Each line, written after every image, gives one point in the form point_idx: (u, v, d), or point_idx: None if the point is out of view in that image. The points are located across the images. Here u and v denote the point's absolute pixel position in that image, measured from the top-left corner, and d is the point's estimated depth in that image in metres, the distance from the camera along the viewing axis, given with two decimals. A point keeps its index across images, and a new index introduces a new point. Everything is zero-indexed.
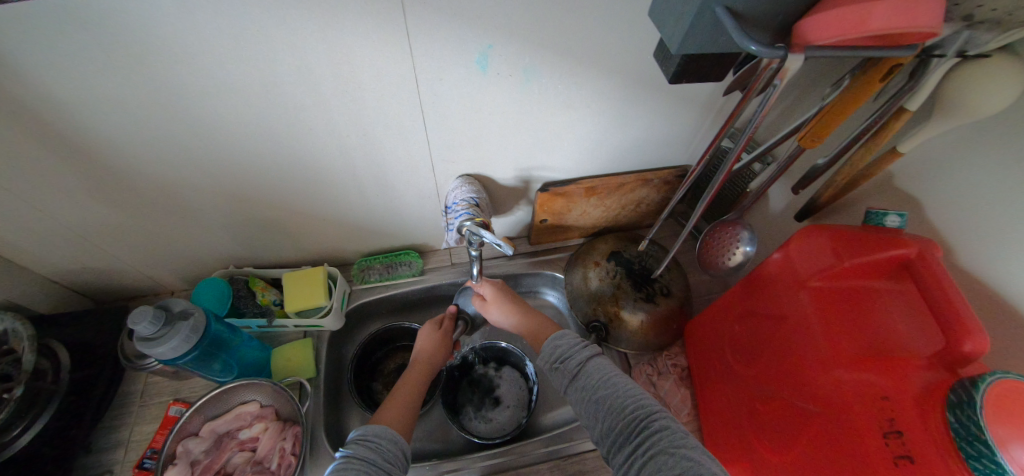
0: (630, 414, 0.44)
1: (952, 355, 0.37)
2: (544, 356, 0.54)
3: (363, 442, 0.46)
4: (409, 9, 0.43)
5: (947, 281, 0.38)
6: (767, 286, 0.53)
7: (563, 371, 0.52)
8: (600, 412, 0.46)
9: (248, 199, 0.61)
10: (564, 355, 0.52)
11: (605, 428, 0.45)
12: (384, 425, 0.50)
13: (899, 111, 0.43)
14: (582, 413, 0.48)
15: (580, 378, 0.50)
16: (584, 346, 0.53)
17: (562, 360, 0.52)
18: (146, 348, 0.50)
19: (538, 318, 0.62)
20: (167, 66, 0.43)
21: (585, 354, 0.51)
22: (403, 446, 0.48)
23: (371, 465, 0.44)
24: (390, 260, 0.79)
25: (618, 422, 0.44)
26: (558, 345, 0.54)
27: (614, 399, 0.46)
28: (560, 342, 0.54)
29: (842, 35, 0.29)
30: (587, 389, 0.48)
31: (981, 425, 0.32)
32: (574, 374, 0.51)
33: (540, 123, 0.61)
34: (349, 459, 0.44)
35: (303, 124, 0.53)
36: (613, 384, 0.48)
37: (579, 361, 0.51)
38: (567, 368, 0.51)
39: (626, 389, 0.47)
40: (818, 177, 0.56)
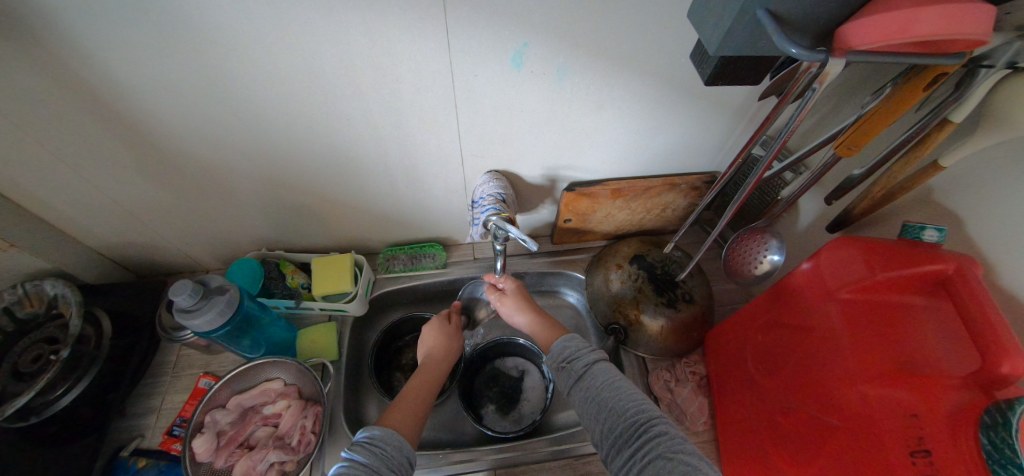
0: (631, 417, 0.44)
1: (987, 376, 0.36)
2: (551, 356, 0.54)
3: (368, 447, 0.46)
4: (450, 5, 0.45)
5: (987, 300, 0.37)
6: (795, 296, 0.52)
7: (568, 372, 0.51)
8: (603, 414, 0.46)
9: (285, 184, 0.64)
10: (571, 356, 0.52)
11: (607, 430, 0.45)
12: (392, 430, 0.49)
13: (942, 123, 0.42)
14: (585, 415, 0.48)
15: (585, 380, 0.49)
16: (591, 348, 0.52)
17: (569, 360, 0.52)
18: (185, 319, 0.53)
19: (550, 319, 0.62)
20: (222, 53, 0.45)
21: (592, 357, 0.51)
22: (409, 453, 0.47)
23: (375, 471, 0.43)
24: (415, 251, 0.81)
25: (620, 425, 0.44)
26: (566, 346, 0.53)
27: (617, 402, 0.46)
28: (568, 343, 0.54)
29: (886, 40, 0.29)
30: (592, 390, 0.48)
31: (1017, 449, 0.31)
32: (579, 375, 0.50)
33: (571, 122, 0.62)
34: (353, 464, 0.43)
35: (342, 115, 0.55)
36: (616, 388, 0.47)
37: (586, 363, 0.50)
38: (573, 370, 0.51)
39: (628, 393, 0.47)
40: (853, 189, 0.55)
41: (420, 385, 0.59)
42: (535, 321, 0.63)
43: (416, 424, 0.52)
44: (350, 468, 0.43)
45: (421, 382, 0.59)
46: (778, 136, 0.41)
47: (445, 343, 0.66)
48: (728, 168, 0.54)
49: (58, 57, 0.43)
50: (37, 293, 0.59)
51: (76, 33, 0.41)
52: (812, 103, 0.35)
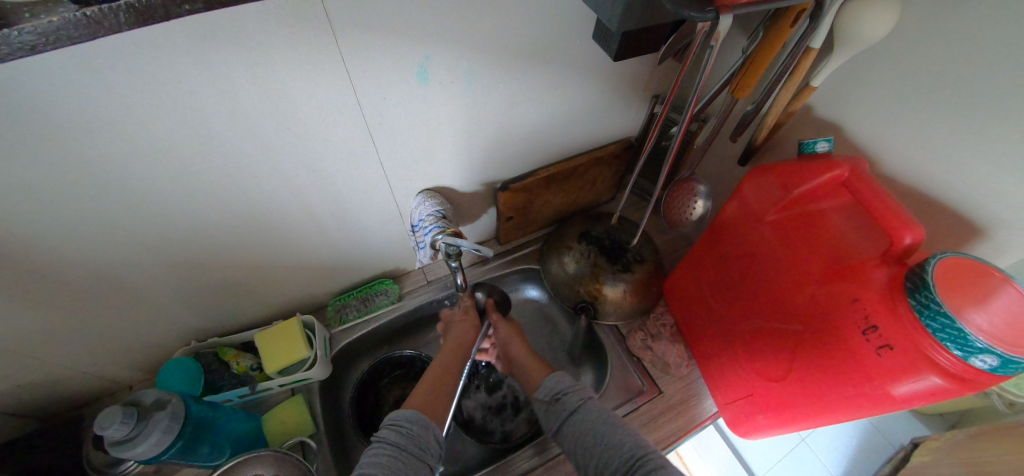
0: (627, 452, 0.45)
1: (897, 249, 0.42)
2: (543, 390, 0.55)
3: (396, 427, 0.46)
4: (341, 34, 0.42)
5: (876, 188, 0.44)
6: (733, 229, 0.57)
7: (561, 406, 0.52)
8: (597, 448, 0.47)
9: (202, 265, 0.57)
10: (563, 391, 0.54)
11: (602, 464, 0.45)
12: (412, 410, 0.49)
13: (806, 51, 0.49)
14: (577, 451, 0.48)
15: (580, 412, 0.51)
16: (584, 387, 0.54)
17: (561, 394, 0.53)
18: (123, 451, 0.45)
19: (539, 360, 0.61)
20: (84, 139, 0.38)
21: (586, 394, 0.53)
22: (434, 429, 0.48)
23: (404, 452, 0.44)
24: (365, 292, 0.76)
25: (615, 459, 0.45)
26: (559, 381, 0.55)
27: (611, 437, 0.47)
28: (559, 379, 0.55)
29: None
30: (585, 424, 0.49)
31: (939, 301, 0.36)
32: (571, 410, 0.51)
33: (488, 121, 0.62)
34: (380, 445, 0.44)
35: (249, 172, 0.50)
36: (610, 423, 0.48)
37: (580, 398, 0.52)
38: (566, 403, 0.52)
39: (624, 430, 0.47)
40: (749, 124, 0.62)
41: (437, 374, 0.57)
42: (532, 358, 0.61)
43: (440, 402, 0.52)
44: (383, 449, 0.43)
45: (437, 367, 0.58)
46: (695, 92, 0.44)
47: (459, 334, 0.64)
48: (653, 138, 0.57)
49: None
50: None
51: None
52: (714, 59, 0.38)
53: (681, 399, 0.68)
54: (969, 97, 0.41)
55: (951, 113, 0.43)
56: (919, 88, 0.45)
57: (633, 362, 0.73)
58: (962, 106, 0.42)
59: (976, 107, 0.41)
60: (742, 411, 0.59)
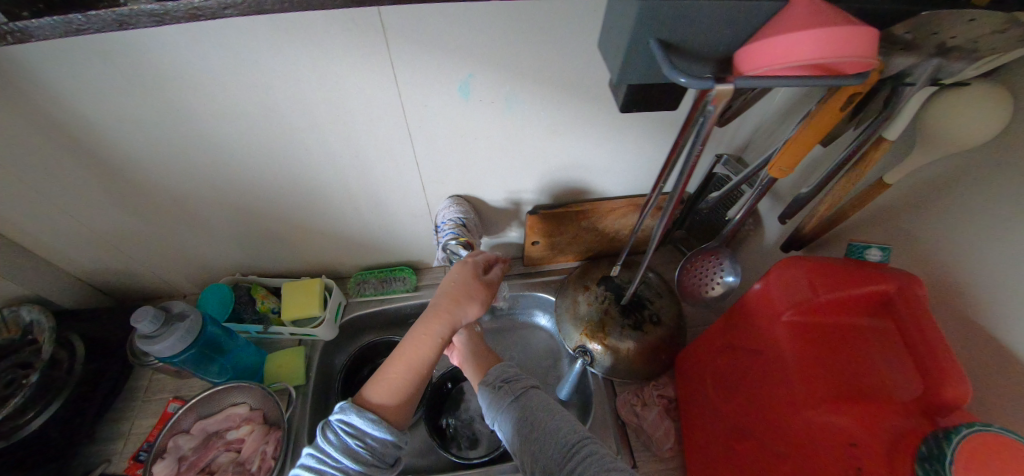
0: (566, 439, 0.45)
1: (930, 401, 0.35)
2: (489, 376, 0.54)
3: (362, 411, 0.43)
4: (393, 42, 0.47)
5: (926, 321, 0.36)
6: (747, 316, 0.51)
7: (505, 391, 0.52)
8: (535, 433, 0.46)
9: (254, 213, 0.66)
10: (509, 377, 0.54)
11: (541, 448, 0.45)
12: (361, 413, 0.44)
13: (878, 140, 0.42)
14: (514, 435, 0.48)
15: (524, 399, 0.51)
16: (528, 376, 0.55)
17: (506, 380, 0.53)
18: (146, 345, 0.55)
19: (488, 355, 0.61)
20: (179, 93, 0.47)
21: (529, 383, 0.53)
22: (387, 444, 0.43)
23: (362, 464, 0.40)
24: (385, 274, 0.82)
25: (554, 447, 0.44)
26: (505, 369, 0.55)
27: (552, 422, 0.47)
28: (506, 368, 0.55)
29: (770, 65, 0.28)
30: (527, 410, 0.49)
31: None
32: (515, 394, 0.51)
33: (526, 145, 0.63)
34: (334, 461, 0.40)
35: (301, 146, 0.57)
36: (550, 410, 0.49)
37: (524, 385, 0.52)
38: (512, 391, 0.52)
39: (563, 416, 0.48)
40: (804, 208, 0.55)
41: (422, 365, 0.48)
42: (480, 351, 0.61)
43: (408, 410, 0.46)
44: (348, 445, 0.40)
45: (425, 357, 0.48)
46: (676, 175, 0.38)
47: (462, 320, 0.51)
48: (642, 216, 0.52)
49: (28, 100, 0.45)
50: (14, 318, 0.62)
51: (29, 74, 0.42)
52: (706, 132, 0.32)
53: None
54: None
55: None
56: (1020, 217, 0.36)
57: (616, 425, 0.68)
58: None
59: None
60: None
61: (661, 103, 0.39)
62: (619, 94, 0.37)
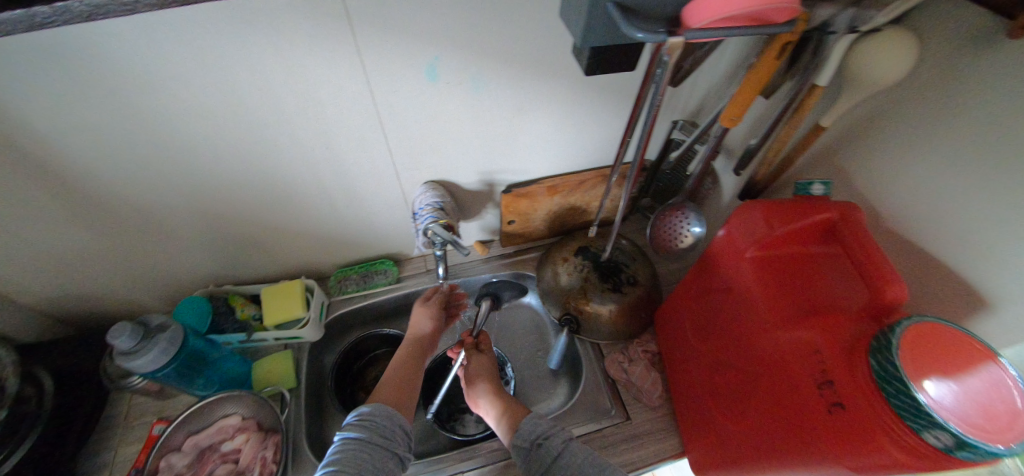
0: None
1: (877, 306, 0.40)
2: (521, 437, 0.54)
3: (362, 423, 0.47)
4: (358, 27, 0.47)
5: (866, 237, 0.42)
6: (715, 261, 0.54)
7: (544, 450, 0.52)
8: None
9: (224, 217, 0.64)
10: (545, 433, 0.54)
11: None
12: (379, 404, 0.51)
13: (812, 87, 0.47)
14: None
15: (564, 455, 0.50)
16: (564, 426, 0.55)
17: (543, 437, 0.53)
18: (127, 361, 0.53)
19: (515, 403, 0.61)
20: (137, 93, 0.46)
21: (566, 434, 0.53)
22: (401, 422, 0.50)
23: (372, 443, 0.46)
24: (366, 269, 0.80)
25: None
26: (536, 424, 0.55)
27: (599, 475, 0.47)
28: (535, 421, 0.55)
29: (711, 17, 0.32)
30: (572, 466, 0.49)
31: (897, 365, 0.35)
32: (556, 452, 0.51)
33: (495, 127, 0.64)
34: (354, 443, 0.45)
35: (271, 142, 0.56)
36: (596, 462, 0.49)
37: (563, 439, 0.52)
38: (546, 448, 0.52)
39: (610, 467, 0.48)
40: (754, 158, 0.60)
41: (406, 358, 0.61)
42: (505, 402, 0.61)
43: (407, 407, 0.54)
44: (338, 457, 0.43)
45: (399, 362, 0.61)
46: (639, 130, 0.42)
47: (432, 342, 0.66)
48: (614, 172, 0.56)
49: None
50: None
51: None
52: (664, 82, 0.36)
53: (647, 431, 0.64)
54: (994, 152, 0.37)
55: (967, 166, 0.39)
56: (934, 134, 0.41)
57: (607, 384, 0.70)
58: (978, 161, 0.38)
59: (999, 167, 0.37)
60: (699, 448, 0.58)
61: (622, 64, 0.43)
62: (584, 58, 0.41)
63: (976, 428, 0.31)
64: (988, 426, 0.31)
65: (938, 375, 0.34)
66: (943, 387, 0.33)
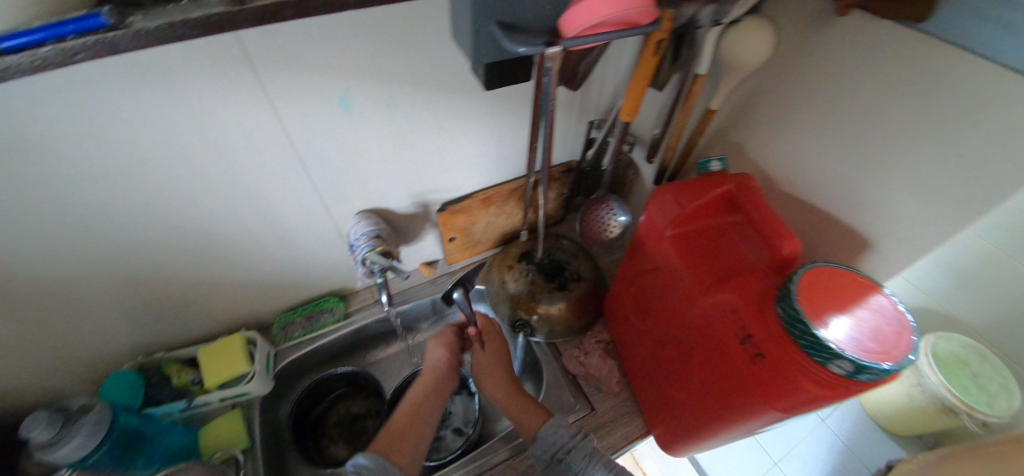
0: None
1: (777, 261, 0.45)
2: (540, 450, 0.54)
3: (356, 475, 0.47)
4: (261, 68, 0.46)
5: (760, 201, 0.47)
6: (641, 245, 0.58)
7: (563, 465, 0.52)
8: None
9: (145, 280, 0.60)
10: (566, 445, 0.54)
11: None
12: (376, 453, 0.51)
13: (695, 77, 0.53)
14: None
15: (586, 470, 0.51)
16: (584, 437, 0.55)
17: (564, 450, 0.53)
18: (46, 454, 0.48)
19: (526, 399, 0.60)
20: (19, 164, 0.42)
21: (587, 447, 0.53)
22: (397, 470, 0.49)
23: None
24: (312, 308, 0.77)
25: None
26: (556, 434, 0.55)
27: None
28: (553, 430, 0.55)
29: (580, 25, 0.36)
30: None
31: (800, 315, 0.40)
32: (575, 468, 0.52)
33: (419, 148, 0.65)
34: None
35: (184, 194, 0.54)
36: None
37: (584, 455, 0.52)
38: (567, 459, 0.52)
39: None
40: (661, 147, 0.65)
41: (420, 398, 0.62)
42: (519, 400, 0.61)
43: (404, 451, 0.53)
44: None
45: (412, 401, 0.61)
46: (541, 136, 0.46)
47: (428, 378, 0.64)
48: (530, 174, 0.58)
49: None
50: None
51: None
52: (552, 88, 0.40)
53: (613, 418, 0.66)
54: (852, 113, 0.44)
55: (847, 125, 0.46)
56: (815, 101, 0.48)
57: (568, 379, 0.71)
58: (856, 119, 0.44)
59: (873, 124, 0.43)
60: (659, 423, 0.61)
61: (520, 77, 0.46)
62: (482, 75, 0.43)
63: (870, 354, 0.37)
64: (880, 353, 0.37)
65: (842, 315, 0.40)
66: (846, 330, 0.39)
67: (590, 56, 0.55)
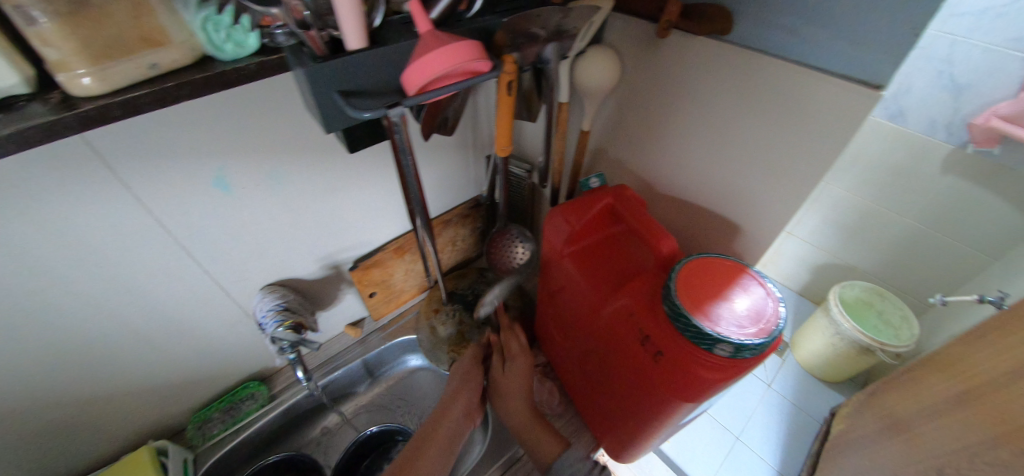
0: None
1: (661, 260, 0.49)
2: None
3: None
4: (114, 162, 0.43)
5: (637, 207, 0.52)
6: (547, 266, 0.60)
7: None
8: None
9: (12, 419, 0.51)
10: None
11: None
12: None
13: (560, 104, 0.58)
14: None
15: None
16: None
17: None
18: None
19: (548, 436, 0.61)
20: None
21: None
22: None
23: None
24: (229, 400, 0.71)
25: None
26: None
27: None
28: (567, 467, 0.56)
29: (420, 83, 0.35)
30: None
31: (682, 310, 0.43)
32: None
33: (316, 212, 0.64)
34: None
35: (47, 311, 0.47)
36: None
37: None
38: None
39: None
40: (552, 169, 0.66)
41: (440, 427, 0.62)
42: (539, 431, 0.62)
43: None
44: None
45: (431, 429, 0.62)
46: (410, 187, 0.47)
47: (449, 410, 0.63)
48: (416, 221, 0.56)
49: None
50: None
51: None
52: (406, 142, 0.41)
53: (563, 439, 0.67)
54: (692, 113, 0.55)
55: (708, 126, 0.55)
56: (675, 113, 0.57)
57: None
58: (711, 123, 0.54)
59: (727, 126, 0.53)
60: (604, 434, 0.62)
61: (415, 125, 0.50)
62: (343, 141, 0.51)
63: (748, 334, 0.41)
64: (755, 331, 0.42)
65: (722, 302, 0.44)
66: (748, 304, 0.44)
67: (455, 101, 0.51)
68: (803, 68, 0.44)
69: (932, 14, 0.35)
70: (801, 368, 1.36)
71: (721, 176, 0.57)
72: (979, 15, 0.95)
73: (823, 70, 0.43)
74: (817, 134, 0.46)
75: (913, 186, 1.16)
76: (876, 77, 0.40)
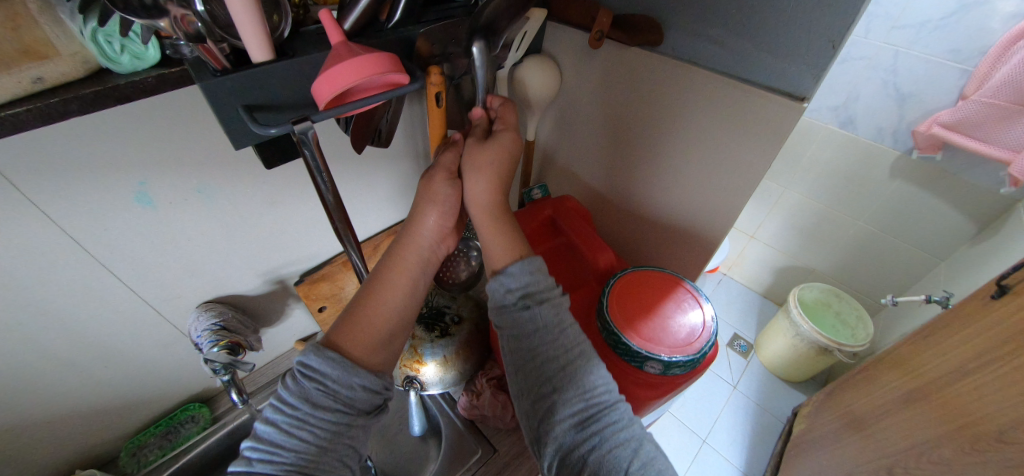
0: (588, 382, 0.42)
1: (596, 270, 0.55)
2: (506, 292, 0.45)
3: (315, 373, 0.37)
4: (19, 180, 0.40)
5: (576, 222, 0.58)
6: None
7: (530, 315, 0.44)
8: (561, 371, 0.42)
9: None
10: (537, 292, 0.45)
11: (554, 387, 0.41)
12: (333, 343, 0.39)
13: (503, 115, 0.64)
14: (531, 370, 0.43)
15: (606, 463, 0.37)
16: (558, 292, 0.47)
17: (534, 298, 0.45)
18: None
19: (509, 235, 0.48)
20: None
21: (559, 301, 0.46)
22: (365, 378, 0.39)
23: (317, 406, 0.36)
24: (166, 424, 0.68)
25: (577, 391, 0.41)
26: (528, 274, 0.46)
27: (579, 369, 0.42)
28: (529, 275, 0.45)
29: (328, 100, 0.33)
30: (558, 346, 0.43)
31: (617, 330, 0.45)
32: (543, 321, 0.44)
33: (254, 226, 0.61)
34: (280, 428, 0.35)
35: None
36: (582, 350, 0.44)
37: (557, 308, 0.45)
38: (549, 344, 0.43)
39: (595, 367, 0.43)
40: None
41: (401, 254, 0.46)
42: (501, 225, 0.48)
43: (394, 351, 0.43)
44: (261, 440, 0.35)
45: (392, 266, 0.45)
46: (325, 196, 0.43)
47: (423, 212, 0.47)
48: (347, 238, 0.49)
49: None
50: None
51: None
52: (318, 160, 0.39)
53: (517, 453, 0.67)
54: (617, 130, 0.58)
55: (651, 137, 0.55)
56: (613, 128, 0.60)
57: (465, 424, 0.72)
58: (653, 134, 0.55)
59: (662, 143, 0.55)
60: None
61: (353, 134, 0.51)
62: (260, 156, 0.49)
63: (678, 351, 0.44)
64: (685, 347, 0.44)
65: (654, 319, 0.46)
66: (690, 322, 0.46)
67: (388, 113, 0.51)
68: (732, 80, 0.45)
69: (850, 29, 0.36)
70: (765, 369, 1.39)
71: (659, 187, 0.59)
72: (918, 28, 0.99)
73: (752, 82, 0.44)
74: (743, 148, 0.47)
75: (864, 191, 1.21)
76: (801, 90, 0.41)
